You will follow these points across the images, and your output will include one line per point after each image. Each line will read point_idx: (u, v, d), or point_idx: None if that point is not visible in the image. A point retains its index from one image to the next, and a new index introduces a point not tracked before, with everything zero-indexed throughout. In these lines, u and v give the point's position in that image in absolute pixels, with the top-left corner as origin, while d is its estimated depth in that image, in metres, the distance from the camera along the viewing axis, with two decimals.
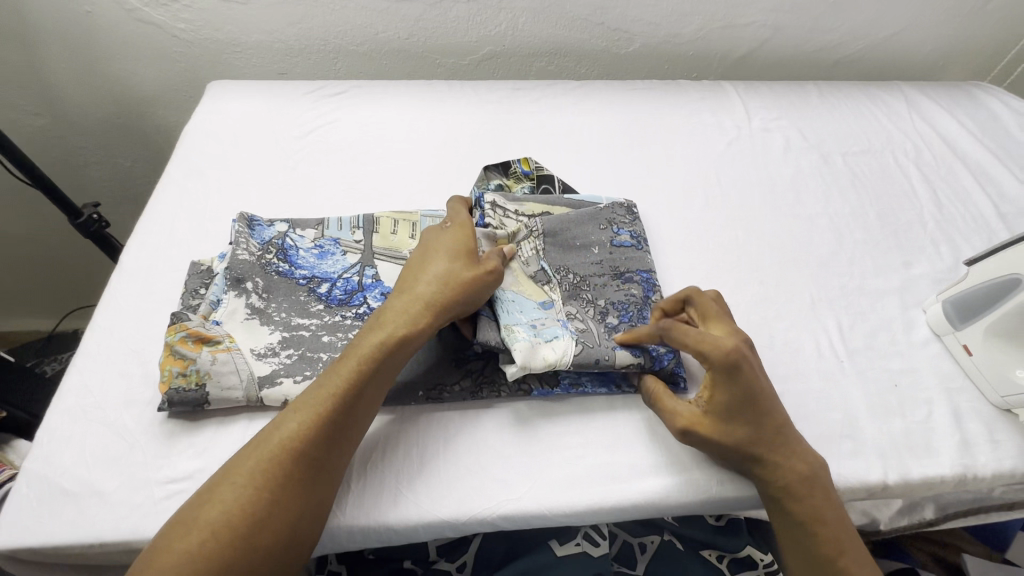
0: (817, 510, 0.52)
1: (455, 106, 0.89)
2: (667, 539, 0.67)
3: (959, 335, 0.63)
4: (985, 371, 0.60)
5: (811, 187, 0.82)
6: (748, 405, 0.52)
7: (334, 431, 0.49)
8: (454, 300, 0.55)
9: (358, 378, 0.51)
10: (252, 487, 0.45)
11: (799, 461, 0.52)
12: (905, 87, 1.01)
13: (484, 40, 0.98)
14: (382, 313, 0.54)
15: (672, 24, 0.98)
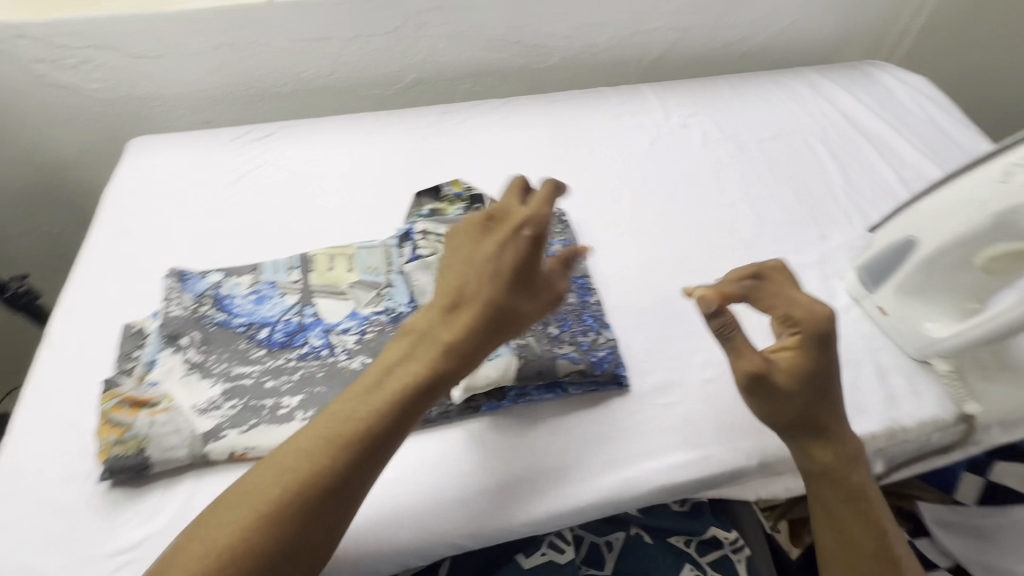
0: (857, 487, 0.55)
1: (383, 136, 0.90)
2: (634, 533, 0.69)
3: (876, 299, 0.67)
4: (903, 330, 0.64)
5: (731, 176, 0.86)
6: (827, 377, 0.55)
7: (356, 471, 0.45)
8: (496, 326, 0.50)
9: (394, 414, 0.46)
10: (247, 537, 0.41)
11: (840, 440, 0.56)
12: (809, 72, 1.08)
13: (406, 69, 1.00)
14: (424, 338, 0.49)
15: (585, 35, 1.02)
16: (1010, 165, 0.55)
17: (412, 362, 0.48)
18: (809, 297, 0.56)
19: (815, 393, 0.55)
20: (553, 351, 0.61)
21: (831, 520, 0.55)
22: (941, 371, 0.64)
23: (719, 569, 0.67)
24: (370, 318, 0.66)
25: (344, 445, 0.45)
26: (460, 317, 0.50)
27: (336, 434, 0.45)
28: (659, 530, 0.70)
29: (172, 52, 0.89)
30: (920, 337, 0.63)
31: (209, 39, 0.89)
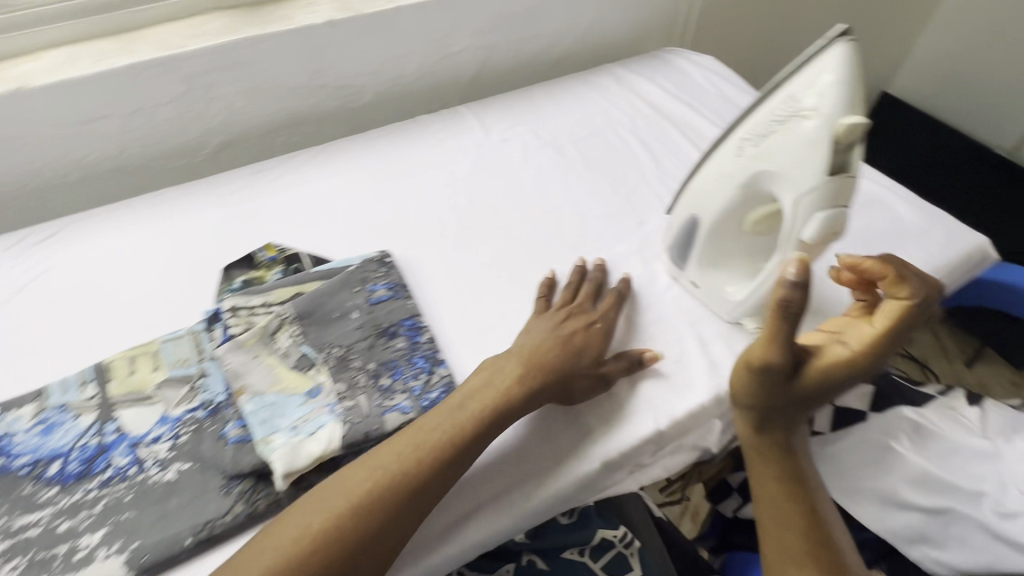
0: (795, 475, 0.58)
1: (190, 209, 0.84)
2: (527, 560, 0.70)
3: (686, 275, 0.71)
4: (712, 299, 0.69)
5: (552, 182, 0.89)
6: (837, 385, 0.56)
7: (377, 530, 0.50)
8: (516, 408, 0.58)
9: (420, 480, 0.52)
10: (296, 572, 0.47)
11: (783, 422, 0.57)
12: (615, 67, 1.14)
13: (209, 132, 0.94)
14: (459, 412, 0.56)
15: (393, 67, 1.01)
16: (741, 140, 0.60)
17: (487, 405, 0.57)
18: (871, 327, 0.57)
19: (796, 396, 0.55)
20: (384, 406, 0.59)
21: (769, 494, 0.57)
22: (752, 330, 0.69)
23: (613, 570, 0.69)
24: (182, 420, 0.59)
25: (385, 497, 0.51)
26: (510, 370, 0.60)
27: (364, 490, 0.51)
28: (552, 548, 0.70)
29: None
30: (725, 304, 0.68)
31: None
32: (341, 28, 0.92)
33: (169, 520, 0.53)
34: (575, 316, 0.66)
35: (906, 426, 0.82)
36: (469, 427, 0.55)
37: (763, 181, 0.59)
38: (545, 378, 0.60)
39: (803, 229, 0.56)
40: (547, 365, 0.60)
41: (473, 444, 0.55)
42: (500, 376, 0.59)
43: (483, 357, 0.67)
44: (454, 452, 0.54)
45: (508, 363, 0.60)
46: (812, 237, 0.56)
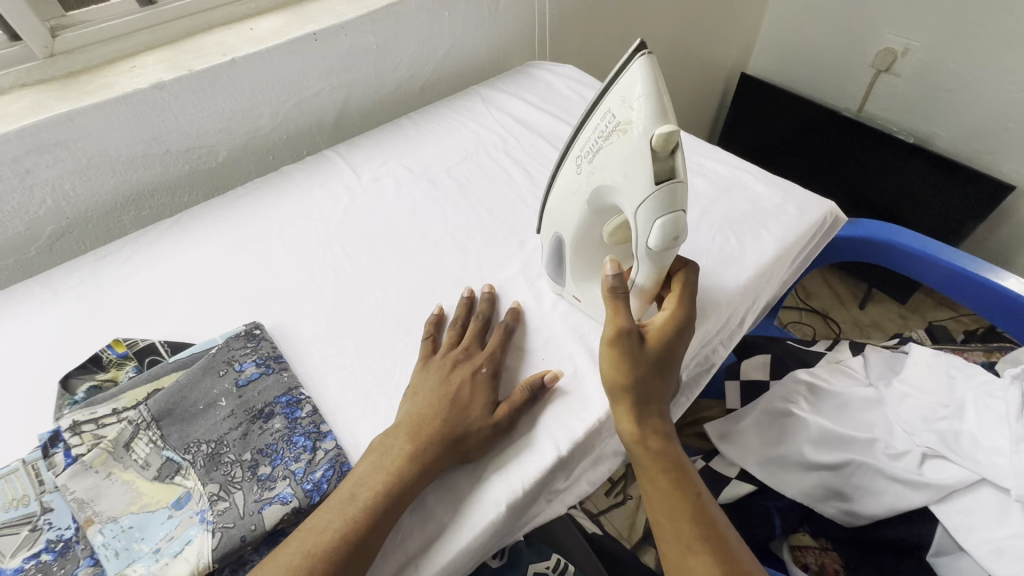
0: (671, 465, 0.59)
1: (20, 314, 0.74)
2: None
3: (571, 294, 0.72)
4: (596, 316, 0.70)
5: (429, 215, 0.87)
6: (676, 354, 0.62)
7: None
8: (438, 454, 0.56)
9: (341, 541, 0.50)
10: None
11: (654, 416, 0.61)
12: (481, 89, 1.15)
13: (37, 222, 0.83)
14: (385, 460, 0.55)
15: (245, 120, 0.95)
16: (577, 159, 0.64)
17: (380, 483, 0.53)
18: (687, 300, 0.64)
19: (657, 357, 0.60)
20: (264, 499, 0.54)
21: (662, 497, 0.57)
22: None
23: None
24: (22, 570, 0.50)
25: None
26: (404, 440, 0.56)
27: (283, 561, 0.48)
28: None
29: None
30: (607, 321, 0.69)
31: None
32: (173, 89, 0.85)
33: None
34: (465, 363, 0.63)
35: (802, 387, 0.87)
36: (374, 500, 0.52)
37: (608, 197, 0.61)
38: (445, 440, 0.56)
39: (648, 237, 0.57)
40: (445, 427, 0.57)
41: (373, 529, 0.51)
42: (394, 450, 0.56)
43: (373, 417, 0.63)
44: (347, 549, 0.49)
45: (399, 433, 0.57)
46: (656, 244, 0.58)
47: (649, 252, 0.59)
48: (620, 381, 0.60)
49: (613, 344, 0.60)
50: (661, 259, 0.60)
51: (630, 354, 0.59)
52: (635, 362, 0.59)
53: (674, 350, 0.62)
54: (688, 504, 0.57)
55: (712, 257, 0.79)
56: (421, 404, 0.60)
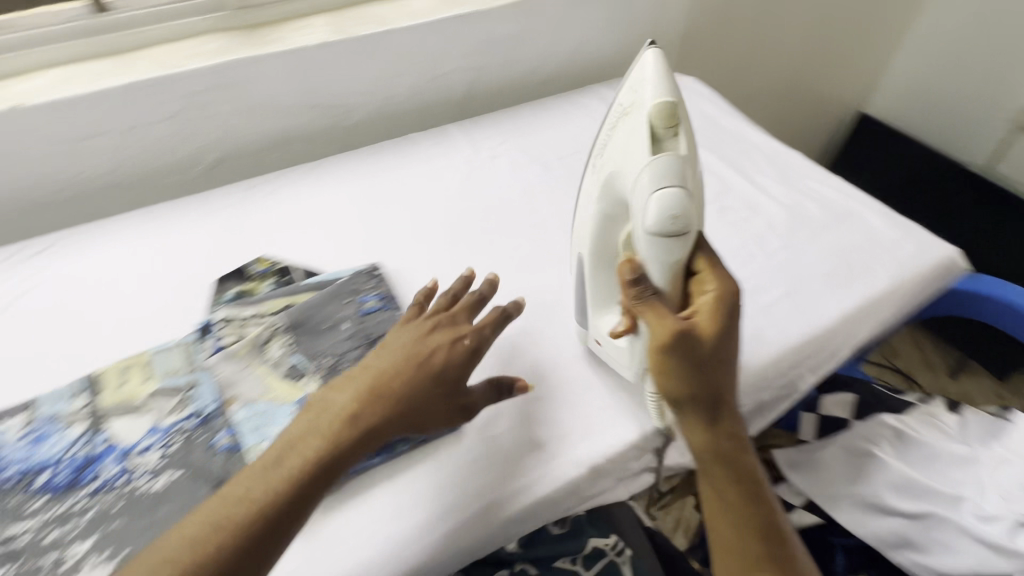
0: (743, 474, 0.57)
1: (184, 223, 0.85)
2: (520, 568, 0.71)
3: (592, 335, 0.68)
4: (616, 354, 0.66)
5: (540, 197, 0.92)
6: (729, 344, 0.57)
7: (272, 520, 0.46)
8: (382, 416, 0.52)
9: (299, 470, 0.48)
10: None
11: (728, 418, 0.57)
12: (600, 89, 1.19)
13: (203, 148, 0.95)
14: (331, 404, 0.52)
15: (386, 86, 1.04)
16: (602, 141, 0.64)
17: (310, 452, 0.49)
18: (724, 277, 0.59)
19: (719, 356, 0.56)
20: None
21: (728, 502, 0.56)
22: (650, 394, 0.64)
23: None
24: (173, 429, 0.59)
25: (267, 510, 0.46)
26: (349, 399, 0.52)
27: (261, 481, 0.47)
28: (546, 555, 0.72)
29: None
30: (630, 351, 0.64)
31: None
32: (336, 49, 0.95)
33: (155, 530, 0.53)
34: (444, 329, 0.60)
35: (888, 432, 0.83)
36: (323, 439, 0.50)
37: (611, 196, 0.61)
38: (394, 405, 0.53)
39: (646, 216, 0.56)
40: (392, 391, 0.53)
41: (323, 476, 0.49)
42: (336, 407, 0.52)
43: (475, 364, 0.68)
44: (302, 478, 0.48)
45: (344, 387, 0.53)
46: (655, 226, 0.55)
47: (650, 240, 0.57)
48: (677, 384, 0.56)
49: (665, 348, 0.56)
50: (665, 249, 0.56)
51: (687, 353, 0.55)
52: (696, 359, 0.55)
53: (732, 339, 0.57)
54: (756, 511, 0.56)
55: (817, 281, 0.79)
56: (378, 364, 0.55)
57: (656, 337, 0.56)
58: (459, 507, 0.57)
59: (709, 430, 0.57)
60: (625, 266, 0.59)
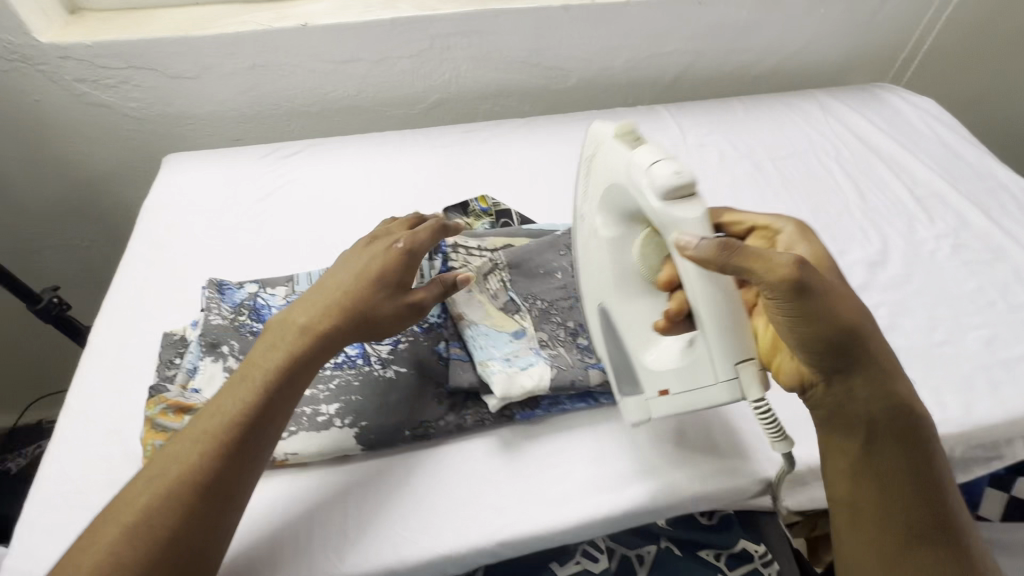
0: (899, 436, 0.50)
1: (409, 153, 0.93)
2: (664, 546, 0.61)
3: (643, 391, 0.55)
4: (689, 380, 0.52)
5: (748, 194, 0.89)
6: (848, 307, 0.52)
7: (275, 403, 0.49)
8: (333, 326, 0.53)
9: (291, 362, 0.51)
10: (217, 450, 0.46)
11: (893, 382, 0.50)
12: (818, 94, 1.11)
13: (430, 88, 1.03)
14: (295, 316, 0.54)
15: (604, 58, 1.05)
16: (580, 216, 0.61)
17: (269, 365, 0.50)
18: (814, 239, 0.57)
19: (841, 294, 0.49)
20: (586, 363, 0.63)
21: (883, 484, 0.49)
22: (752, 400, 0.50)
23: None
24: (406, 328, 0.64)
25: (263, 396, 0.49)
26: (325, 316, 0.54)
27: (250, 379, 0.50)
28: (687, 540, 0.61)
29: (207, 73, 0.92)
30: (707, 357, 0.51)
31: (244, 62, 0.92)
32: (574, 13, 0.97)
33: (390, 411, 0.58)
34: (383, 241, 0.61)
35: None
36: (309, 337, 0.52)
37: (607, 200, 0.56)
38: (351, 315, 0.54)
39: (655, 183, 0.49)
40: (348, 309, 0.54)
41: (302, 376, 0.51)
42: (312, 325, 0.53)
43: None
44: (306, 360, 0.52)
45: (317, 312, 0.54)
46: (674, 186, 0.49)
47: (669, 203, 0.49)
48: (815, 333, 0.48)
49: (793, 291, 0.46)
50: (692, 209, 0.49)
51: (814, 293, 0.47)
52: (828, 297, 0.47)
53: (835, 272, 0.54)
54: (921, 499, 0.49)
55: None
56: (348, 288, 0.56)
57: (774, 283, 0.46)
58: (655, 471, 0.58)
59: (877, 399, 0.49)
60: (684, 238, 0.48)
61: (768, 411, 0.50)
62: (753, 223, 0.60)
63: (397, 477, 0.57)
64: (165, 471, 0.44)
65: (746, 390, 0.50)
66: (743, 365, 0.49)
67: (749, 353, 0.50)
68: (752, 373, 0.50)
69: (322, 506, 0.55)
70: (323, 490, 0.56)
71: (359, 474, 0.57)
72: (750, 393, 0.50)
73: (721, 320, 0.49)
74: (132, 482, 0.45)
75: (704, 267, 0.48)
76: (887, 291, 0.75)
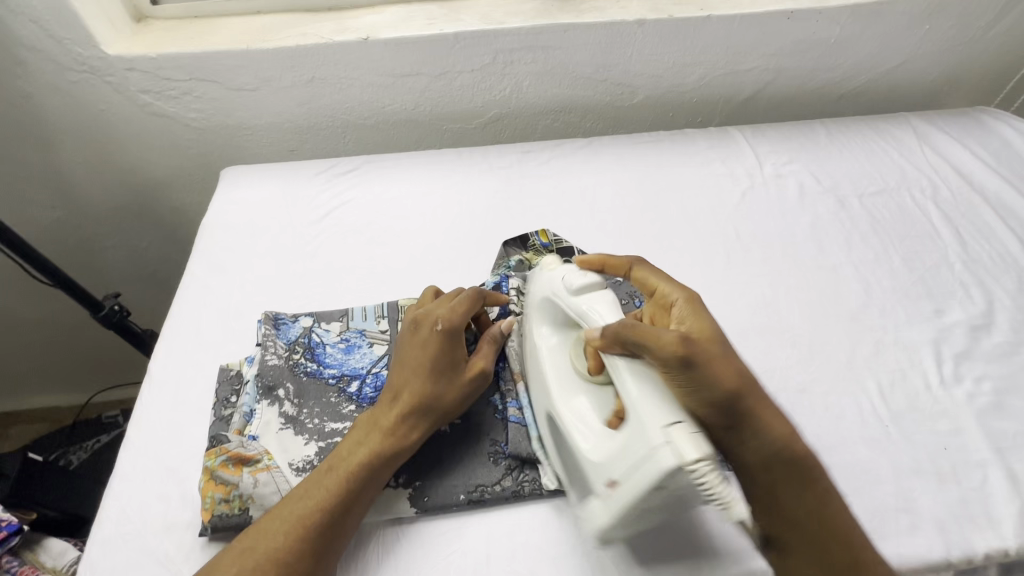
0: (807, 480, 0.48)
1: (466, 175, 0.89)
2: None
3: (596, 491, 0.48)
4: (629, 459, 0.44)
5: (831, 236, 0.81)
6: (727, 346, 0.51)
7: (356, 498, 0.51)
8: (413, 424, 0.55)
9: (375, 459, 0.52)
10: (301, 542, 0.48)
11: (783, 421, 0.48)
12: (912, 118, 1.01)
13: (490, 104, 0.98)
14: (380, 410, 0.55)
15: (676, 75, 0.98)
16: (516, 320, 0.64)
17: (356, 461, 0.52)
18: (674, 287, 0.54)
19: (717, 359, 0.47)
20: None
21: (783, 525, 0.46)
22: (688, 463, 0.40)
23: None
24: None
25: (347, 490, 0.51)
26: (394, 409, 0.55)
27: (337, 471, 0.51)
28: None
29: (266, 86, 0.91)
30: (638, 424, 0.44)
31: (303, 75, 0.90)
32: (648, 29, 0.91)
33: (446, 472, 0.57)
34: (424, 322, 0.58)
35: None
36: (393, 434, 0.54)
37: (540, 312, 0.58)
38: (429, 413, 0.55)
39: (570, 282, 0.54)
40: (414, 401, 0.55)
41: (383, 472, 0.53)
42: (381, 418, 0.54)
43: None
44: (386, 458, 0.53)
45: (386, 405, 0.55)
46: (581, 287, 0.53)
47: (583, 300, 0.53)
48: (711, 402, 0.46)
49: (679, 364, 0.45)
50: (600, 297, 0.53)
51: (699, 366, 0.45)
52: (711, 369, 0.46)
53: (726, 342, 0.50)
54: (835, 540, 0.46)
55: None
56: (409, 378, 0.56)
57: (664, 355, 0.45)
58: (731, 560, 0.53)
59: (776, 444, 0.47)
60: (592, 328, 0.50)
61: (707, 473, 0.40)
62: (656, 286, 0.56)
63: (451, 543, 0.54)
64: (251, 553, 0.47)
65: (680, 452, 0.41)
66: (674, 426, 0.42)
67: (677, 415, 0.43)
68: (684, 433, 0.42)
69: (375, 569, 0.53)
70: (372, 553, 0.53)
71: (411, 537, 0.54)
72: (684, 455, 0.41)
73: (644, 385, 0.45)
74: (217, 560, 0.47)
75: (609, 352, 0.48)
76: (992, 362, 0.67)
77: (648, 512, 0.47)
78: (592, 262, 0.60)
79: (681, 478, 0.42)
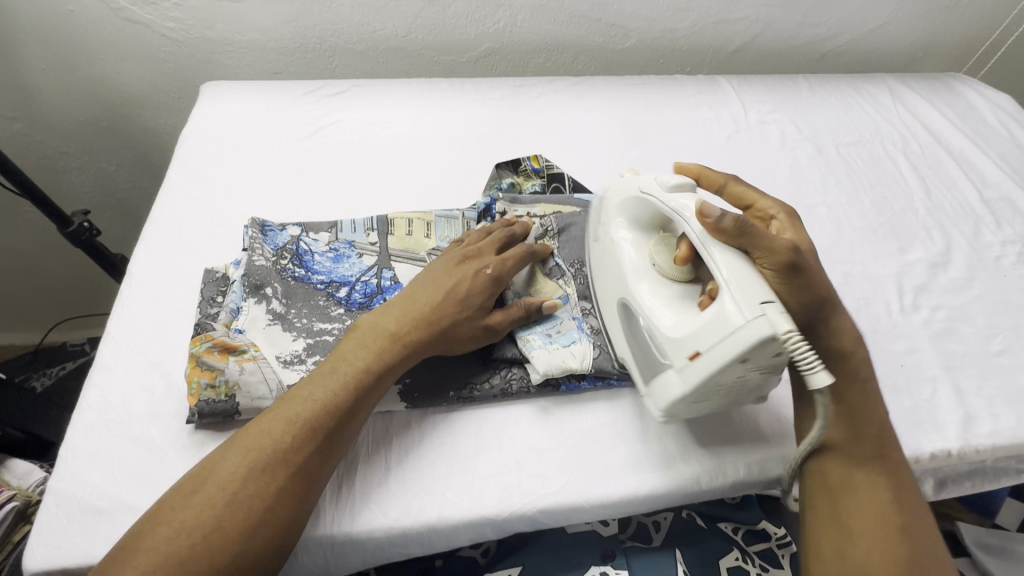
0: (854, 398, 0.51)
1: (458, 103, 0.89)
2: (681, 517, 0.64)
3: (672, 364, 0.50)
4: (714, 334, 0.46)
5: (809, 178, 0.85)
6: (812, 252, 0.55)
7: (359, 406, 0.50)
8: (425, 340, 0.54)
9: (381, 366, 0.51)
10: (304, 442, 0.47)
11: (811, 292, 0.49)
12: (888, 78, 1.05)
13: (483, 36, 0.97)
14: (378, 326, 0.53)
15: (668, 19, 0.99)
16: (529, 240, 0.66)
17: (361, 362, 0.51)
18: (777, 204, 0.57)
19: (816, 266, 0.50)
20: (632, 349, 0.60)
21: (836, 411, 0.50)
22: (782, 333, 0.42)
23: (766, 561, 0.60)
24: None
25: (354, 394, 0.50)
26: (406, 320, 0.54)
27: (341, 376, 0.50)
28: (706, 514, 0.65)
29: None
30: (726, 301, 0.45)
31: None
32: None
33: (432, 372, 0.57)
34: (471, 261, 0.58)
35: None
36: (404, 346, 0.53)
37: (620, 208, 0.58)
38: (438, 331, 0.54)
39: (664, 180, 0.54)
40: (429, 315, 0.54)
41: (385, 382, 0.52)
42: (392, 326, 0.53)
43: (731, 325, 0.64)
44: (393, 367, 0.52)
45: (396, 315, 0.54)
46: (675, 187, 0.53)
47: (676, 196, 0.52)
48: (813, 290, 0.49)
49: (788, 267, 0.47)
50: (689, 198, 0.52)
51: (805, 270, 0.47)
52: (813, 272, 0.48)
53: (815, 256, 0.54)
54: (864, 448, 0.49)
55: None
56: (428, 295, 0.55)
57: (776, 260, 0.46)
58: (702, 453, 0.56)
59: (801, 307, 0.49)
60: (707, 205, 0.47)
61: (801, 346, 0.42)
62: (756, 201, 0.58)
63: (442, 436, 0.56)
64: (257, 455, 0.45)
65: (774, 323, 0.43)
66: (769, 303, 0.44)
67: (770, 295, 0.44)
68: (778, 310, 0.43)
69: (364, 458, 0.54)
70: (364, 438, 0.55)
71: (399, 430, 0.55)
72: (778, 327, 0.43)
73: (735, 264, 0.46)
74: (218, 460, 0.45)
75: (715, 237, 0.47)
76: (947, 294, 0.72)
77: (717, 391, 0.49)
78: (690, 171, 0.60)
79: (764, 353, 0.44)
